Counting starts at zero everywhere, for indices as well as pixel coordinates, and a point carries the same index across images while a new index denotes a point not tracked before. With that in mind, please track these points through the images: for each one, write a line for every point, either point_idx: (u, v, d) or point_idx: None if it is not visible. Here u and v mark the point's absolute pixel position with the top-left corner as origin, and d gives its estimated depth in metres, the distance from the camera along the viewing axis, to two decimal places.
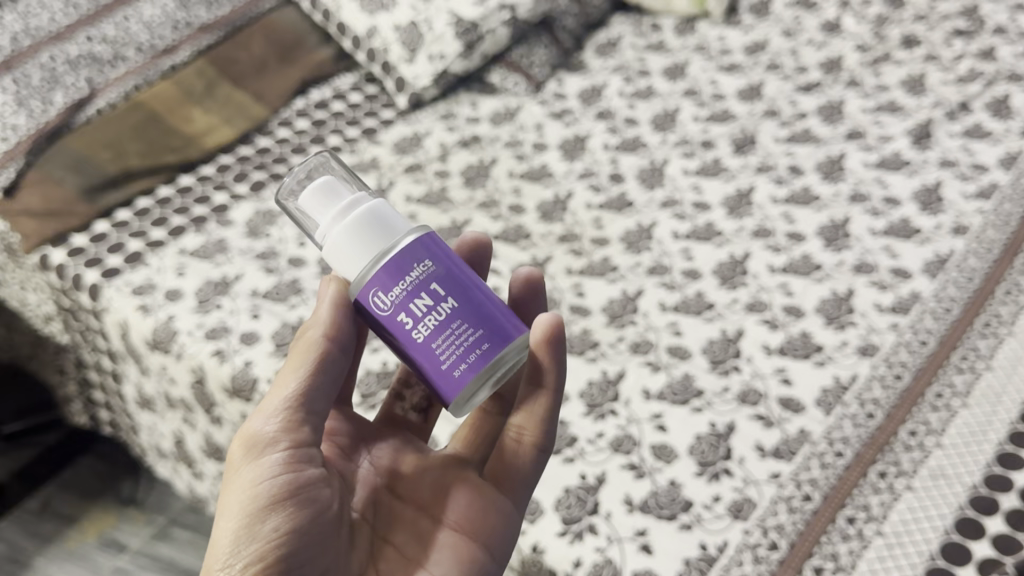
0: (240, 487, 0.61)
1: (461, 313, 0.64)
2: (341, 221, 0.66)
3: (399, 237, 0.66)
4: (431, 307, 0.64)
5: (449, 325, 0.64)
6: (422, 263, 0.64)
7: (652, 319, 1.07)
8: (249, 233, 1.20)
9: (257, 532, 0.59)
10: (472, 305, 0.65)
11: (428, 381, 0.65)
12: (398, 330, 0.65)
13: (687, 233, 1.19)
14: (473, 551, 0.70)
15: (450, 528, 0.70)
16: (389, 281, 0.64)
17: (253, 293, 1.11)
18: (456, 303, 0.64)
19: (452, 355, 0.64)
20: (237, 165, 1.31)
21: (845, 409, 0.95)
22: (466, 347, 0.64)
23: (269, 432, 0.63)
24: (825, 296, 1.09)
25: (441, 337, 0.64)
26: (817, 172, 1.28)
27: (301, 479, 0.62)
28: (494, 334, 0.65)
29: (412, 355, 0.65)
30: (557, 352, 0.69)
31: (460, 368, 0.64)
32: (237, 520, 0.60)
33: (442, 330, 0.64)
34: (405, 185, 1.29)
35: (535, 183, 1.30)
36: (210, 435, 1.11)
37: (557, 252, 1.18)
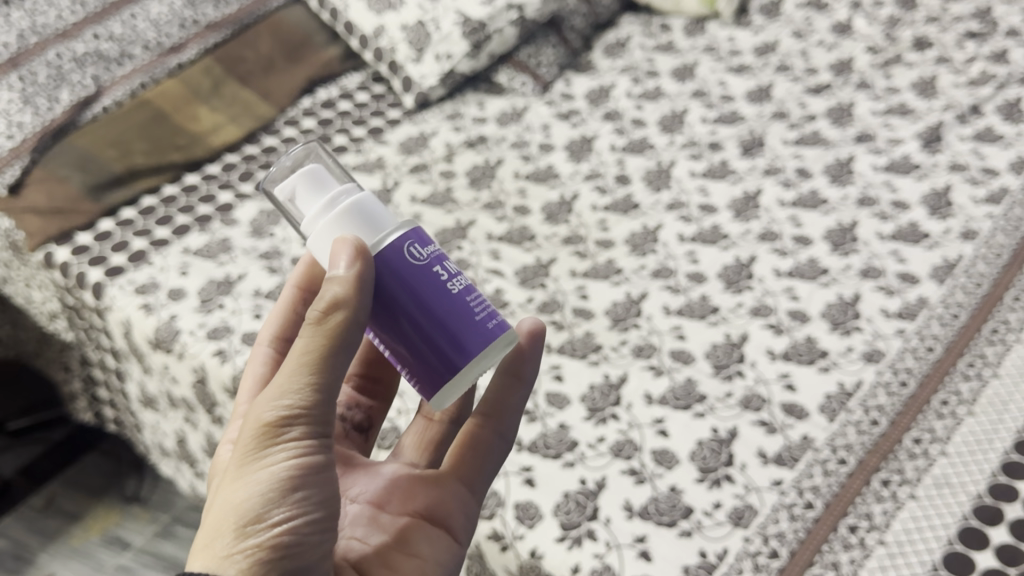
0: (258, 472, 0.53)
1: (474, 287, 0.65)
2: (338, 206, 0.62)
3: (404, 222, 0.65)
4: (457, 269, 0.64)
5: (474, 288, 0.64)
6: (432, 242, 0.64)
7: (655, 322, 1.06)
8: (253, 233, 1.20)
9: (266, 526, 0.52)
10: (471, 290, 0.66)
11: (460, 336, 0.60)
12: (428, 281, 0.61)
13: (693, 236, 1.19)
14: (442, 537, 0.68)
15: (414, 520, 0.68)
16: (424, 238, 0.62)
17: (256, 292, 1.11)
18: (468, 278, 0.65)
19: (486, 310, 0.63)
20: (243, 165, 1.31)
21: (849, 416, 0.94)
22: (491, 307, 0.64)
23: (289, 415, 0.54)
24: (831, 301, 1.07)
25: (472, 294, 0.63)
26: (825, 174, 1.27)
27: (316, 472, 0.55)
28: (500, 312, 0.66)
29: (447, 307, 0.60)
30: (537, 350, 0.72)
31: (492, 322, 0.62)
32: (245, 510, 0.52)
33: (472, 289, 0.63)
34: (410, 185, 1.28)
35: (541, 184, 1.29)
36: (211, 435, 1.11)
37: (561, 255, 1.17)
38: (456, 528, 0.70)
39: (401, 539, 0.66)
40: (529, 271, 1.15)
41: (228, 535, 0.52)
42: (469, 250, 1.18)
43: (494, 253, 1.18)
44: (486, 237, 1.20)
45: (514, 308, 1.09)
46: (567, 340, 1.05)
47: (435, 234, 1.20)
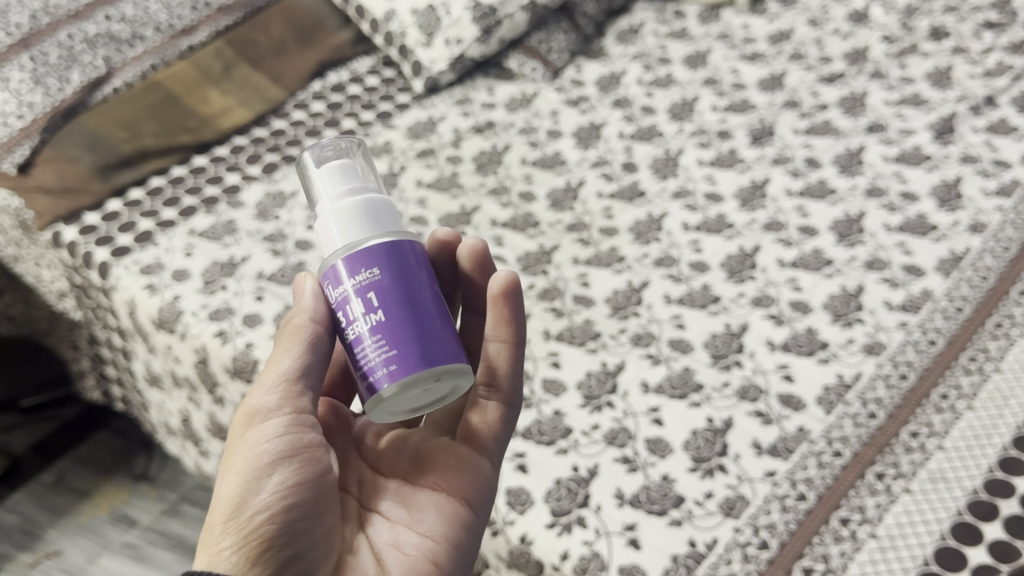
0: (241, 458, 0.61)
1: (386, 328, 0.62)
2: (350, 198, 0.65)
3: (365, 236, 0.64)
4: (364, 312, 0.62)
5: (372, 335, 0.62)
6: (369, 270, 0.63)
7: (655, 311, 1.06)
8: (258, 215, 1.21)
9: (253, 505, 0.59)
10: (399, 322, 0.62)
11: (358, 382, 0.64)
12: (340, 323, 0.65)
13: (697, 224, 1.18)
14: (460, 508, 0.70)
15: (436, 492, 0.70)
16: (338, 277, 0.63)
17: (258, 275, 1.12)
18: (384, 315, 0.62)
19: (369, 363, 0.62)
20: (251, 147, 1.32)
21: (846, 408, 0.94)
22: (380, 355, 0.61)
23: (268, 403, 0.63)
24: (834, 292, 1.07)
25: (365, 341, 0.62)
26: (834, 165, 1.25)
27: (299, 449, 0.62)
28: (406, 351, 0.61)
29: (349, 354, 0.64)
30: (513, 305, 0.71)
31: (369, 378, 0.62)
32: (233, 498, 0.59)
33: (364, 337, 0.62)
34: (416, 170, 1.28)
35: (548, 171, 1.29)
36: (213, 415, 1.12)
37: (565, 242, 1.17)
38: (476, 500, 0.71)
39: (414, 516, 0.68)
40: (532, 258, 1.15)
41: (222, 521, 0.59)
42: (473, 236, 1.18)
43: (497, 239, 1.18)
44: (490, 223, 1.20)
45: None
46: (566, 328, 1.05)
47: (439, 219, 1.20)
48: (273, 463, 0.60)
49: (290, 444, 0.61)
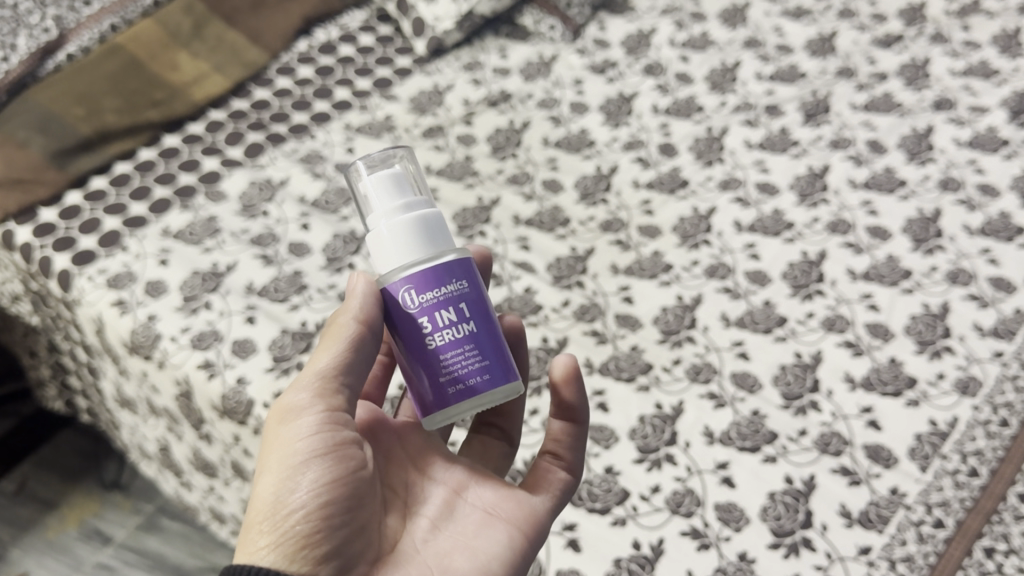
0: (278, 456, 0.57)
1: (477, 339, 0.60)
2: (422, 209, 0.63)
3: (439, 251, 0.62)
4: (454, 322, 0.60)
5: (463, 345, 0.60)
6: (457, 281, 0.61)
7: (712, 336, 0.92)
8: (243, 211, 1.04)
9: (290, 507, 0.55)
10: (487, 335, 0.61)
11: (423, 392, 0.61)
12: (409, 331, 0.60)
13: (751, 223, 1.03)
14: (512, 531, 0.64)
15: (489, 515, 0.64)
16: (422, 283, 0.60)
17: (248, 289, 0.96)
18: (475, 329, 0.61)
19: (455, 372, 0.60)
20: (231, 123, 1.14)
21: (944, 464, 0.81)
22: (472, 365, 0.60)
23: (302, 399, 0.58)
24: (917, 313, 0.93)
25: (455, 350, 0.60)
26: (901, 149, 1.10)
27: (337, 449, 0.57)
28: (495, 366, 0.61)
29: (418, 362, 0.60)
30: (576, 392, 0.67)
31: (455, 386, 0.60)
32: (270, 499, 0.55)
33: (456, 345, 0.60)
34: (424, 153, 1.12)
35: (575, 155, 1.12)
36: (199, 450, 0.97)
37: (600, 245, 1.02)
38: (535, 523, 0.65)
39: (460, 529, 0.63)
40: (563, 265, 1.00)
41: (261, 526, 0.55)
42: (494, 238, 1.02)
43: (522, 241, 1.02)
44: (512, 220, 1.05)
45: (547, 314, 0.94)
46: (610, 357, 0.90)
47: (454, 216, 1.05)
48: (309, 459, 0.56)
49: (328, 442, 0.57)
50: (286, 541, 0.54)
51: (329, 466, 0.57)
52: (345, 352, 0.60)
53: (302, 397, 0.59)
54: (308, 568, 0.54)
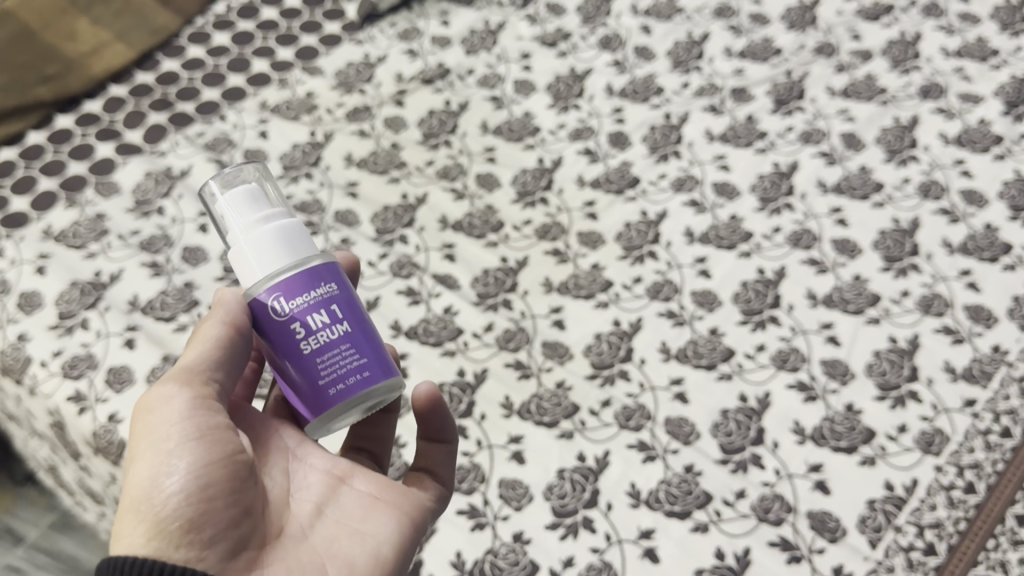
0: (149, 441, 0.46)
1: (353, 337, 0.49)
2: (283, 216, 0.51)
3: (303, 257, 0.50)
4: (325, 322, 0.49)
5: (337, 345, 0.49)
6: (327, 284, 0.50)
7: (648, 372, 0.81)
8: (136, 208, 0.93)
9: (165, 496, 0.45)
10: (363, 330, 0.50)
11: (300, 399, 0.50)
12: (280, 338, 0.49)
13: (704, 233, 0.92)
14: (405, 515, 0.54)
15: (379, 497, 0.54)
16: (290, 288, 0.49)
17: (132, 304, 0.86)
18: (349, 325, 0.49)
19: (332, 377, 0.49)
20: (132, 100, 1.02)
21: (897, 538, 0.71)
22: (350, 365, 0.49)
23: (174, 382, 0.47)
24: (882, 349, 0.82)
25: (331, 351, 0.49)
26: (880, 145, 0.98)
27: (219, 430, 0.47)
28: (375, 363, 0.50)
29: (289, 365, 0.49)
30: (438, 413, 0.59)
31: (336, 388, 0.49)
32: (141, 489, 0.45)
33: (334, 348, 0.49)
34: (346, 139, 1.00)
35: (516, 144, 1.01)
36: (83, 479, 0.88)
37: (534, 255, 0.91)
38: (425, 508, 0.56)
39: (353, 508, 0.53)
40: (489, 279, 0.89)
41: (134, 521, 0.44)
42: (416, 245, 0.91)
43: (447, 249, 0.91)
44: (439, 223, 0.93)
45: (466, 340, 0.84)
46: (532, 397, 0.80)
47: (373, 217, 0.93)
48: (184, 440, 0.46)
49: (205, 419, 0.47)
50: (163, 529, 0.44)
51: (207, 446, 0.46)
52: (222, 334, 0.49)
53: (168, 377, 0.48)
54: (190, 558, 0.44)
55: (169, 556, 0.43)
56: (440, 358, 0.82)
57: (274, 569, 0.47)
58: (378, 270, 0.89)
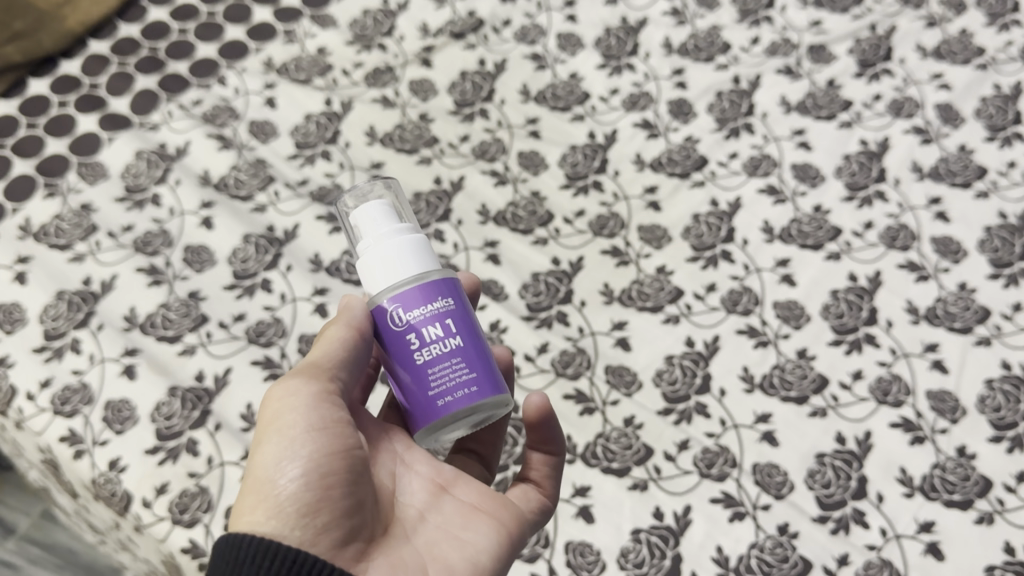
0: (270, 425, 0.42)
1: (467, 349, 0.43)
2: (413, 231, 0.46)
3: (425, 268, 0.44)
4: (438, 329, 0.43)
5: (448, 354, 0.42)
6: (447, 297, 0.44)
7: (730, 405, 0.71)
8: (128, 197, 0.80)
9: (282, 478, 0.40)
10: (478, 345, 0.44)
11: (408, 414, 0.44)
12: (393, 348, 0.43)
13: (785, 228, 0.80)
14: (513, 528, 0.47)
15: (484, 504, 0.47)
16: (406, 298, 0.43)
17: (129, 320, 0.74)
18: (463, 336, 0.43)
19: (439, 387, 0.42)
20: (115, 59, 0.88)
21: None
22: (460, 378, 0.42)
23: (300, 371, 0.43)
24: (995, 378, 0.72)
25: (440, 362, 0.42)
26: (980, 121, 0.86)
27: (343, 421, 0.42)
28: (486, 379, 0.43)
29: (399, 374, 0.43)
30: (549, 428, 0.52)
31: (444, 399, 0.42)
32: (260, 471, 0.40)
33: (445, 358, 0.42)
34: (368, 109, 0.87)
35: (562, 114, 0.88)
36: (82, 514, 0.77)
37: (590, 255, 0.79)
38: (528, 522, 0.49)
39: (455, 515, 0.46)
40: (540, 285, 0.78)
41: (250, 499, 0.40)
42: (454, 243, 0.80)
43: (490, 248, 0.80)
44: (479, 214, 0.82)
45: (517, 363, 0.73)
46: (597, 437, 0.69)
47: (404, 207, 0.81)
48: (305, 426, 0.41)
49: (328, 411, 0.42)
50: (279, 510, 0.39)
51: (328, 436, 0.41)
52: (346, 335, 0.44)
53: (292, 369, 0.43)
54: (303, 542, 0.39)
55: (284, 538, 0.39)
56: None
57: (383, 568, 0.41)
58: None
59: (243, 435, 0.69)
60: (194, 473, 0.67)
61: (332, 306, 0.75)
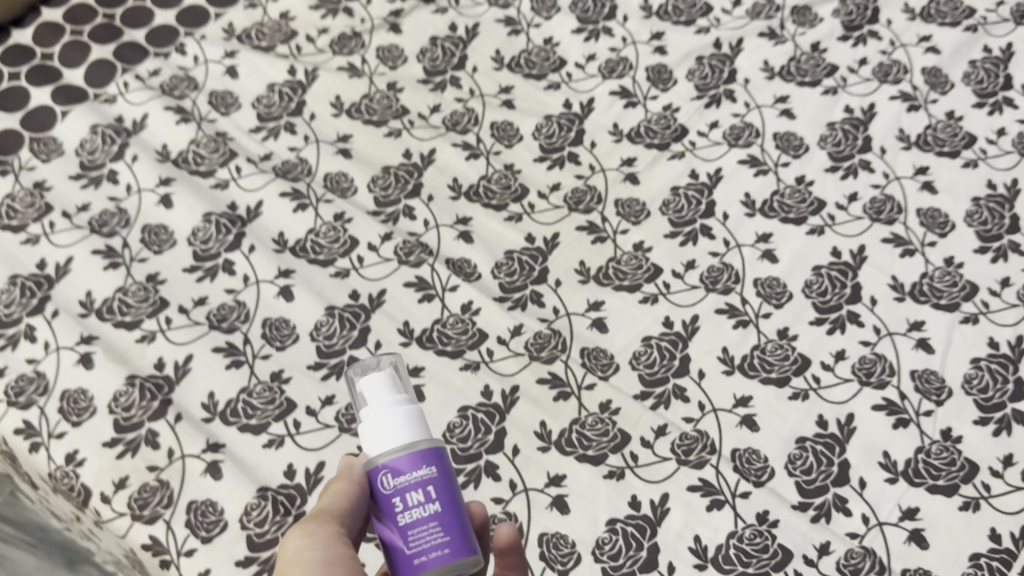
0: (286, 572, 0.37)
1: (446, 514, 0.40)
2: (411, 399, 0.43)
3: (418, 435, 0.42)
4: (418, 493, 0.40)
5: (426, 518, 0.40)
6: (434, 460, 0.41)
7: (709, 390, 0.69)
8: (83, 174, 0.77)
9: None
10: (460, 508, 0.41)
11: (389, 569, 0.41)
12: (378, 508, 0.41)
13: (767, 201, 0.77)
14: None
15: None
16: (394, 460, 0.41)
17: (85, 305, 0.71)
18: (444, 499, 0.40)
19: (416, 552, 0.40)
20: (69, 28, 0.84)
21: None
22: (435, 541, 0.40)
23: (310, 522, 0.40)
24: (982, 357, 0.69)
25: (418, 524, 0.40)
26: (969, 86, 0.84)
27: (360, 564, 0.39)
28: (464, 545, 0.40)
29: (381, 534, 0.41)
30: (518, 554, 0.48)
31: (418, 559, 0.39)
32: None
33: (423, 521, 0.40)
34: (335, 78, 0.84)
35: (536, 82, 0.85)
36: (44, 505, 0.75)
37: (565, 231, 0.77)
38: None
39: None
40: (514, 264, 0.75)
41: None
42: (424, 221, 0.77)
43: (462, 225, 0.77)
44: (451, 189, 0.79)
45: (490, 347, 0.71)
46: (572, 425, 0.67)
47: (372, 182, 0.78)
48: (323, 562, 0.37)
49: (344, 552, 0.39)
50: None
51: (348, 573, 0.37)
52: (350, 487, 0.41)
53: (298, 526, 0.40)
54: None
55: None
56: (461, 374, 0.69)
57: None
58: (381, 256, 0.74)
59: (204, 425, 0.66)
60: (154, 466, 0.64)
61: (297, 289, 0.72)
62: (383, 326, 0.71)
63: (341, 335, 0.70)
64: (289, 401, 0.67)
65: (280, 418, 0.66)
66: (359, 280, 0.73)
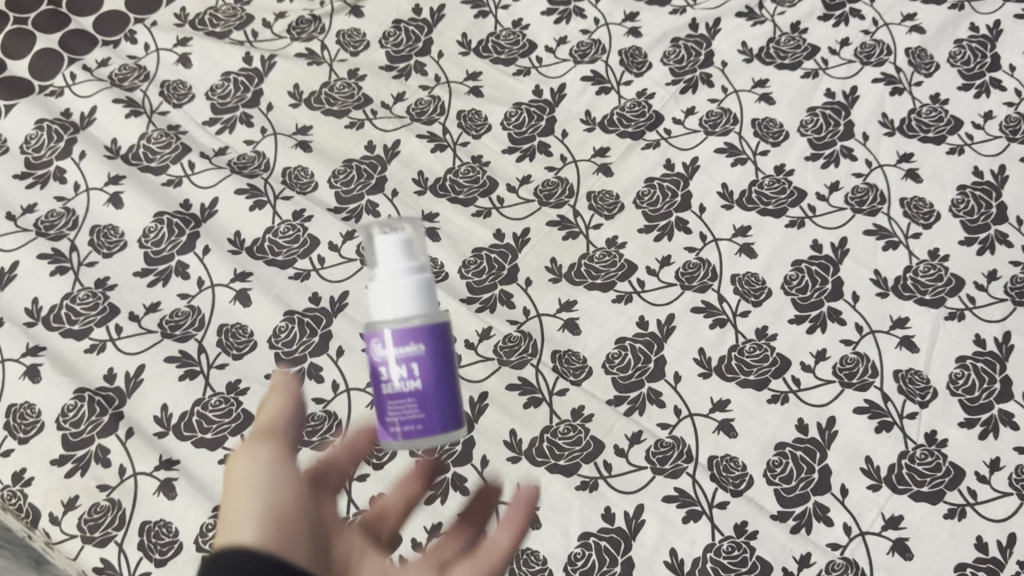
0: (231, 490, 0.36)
1: (425, 394, 0.40)
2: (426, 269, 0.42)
3: (426, 308, 0.41)
4: (402, 367, 0.40)
5: (405, 393, 0.40)
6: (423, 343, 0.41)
7: (685, 394, 0.66)
8: (28, 172, 0.73)
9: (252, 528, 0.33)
10: (442, 390, 0.41)
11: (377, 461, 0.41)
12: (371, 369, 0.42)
13: (744, 192, 0.75)
14: None
15: None
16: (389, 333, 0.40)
17: (30, 313, 0.68)
18: (426, 378, 0.40)
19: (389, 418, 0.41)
20: None
21: None
22: (410, 416, 0.40)
23: (255, 437, 0.38)
24: (968, 355, 0.67)
25: (396, 399, 0.40)
26: (955, 66, 0.80)
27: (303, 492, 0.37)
28: (440, 423, 0.41)
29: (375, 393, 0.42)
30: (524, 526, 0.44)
31: (393, 428, 0.41)
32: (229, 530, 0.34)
33: (400, 395, 0.40)
34: (295, 66, 0.80)
35: (505, 68, 0.82)
36: None
37: (536, 227, 0.74)
38: None
39: None
40: (482, 263, 0.72)
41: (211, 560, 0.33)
42: (389, 217, 0.73)
43: (429, 221, 0.73)
44: (416, 182, 0.75)
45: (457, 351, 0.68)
46: (542, 433, 0.64)
47: (334, 176, 0.75)
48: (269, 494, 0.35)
49: (288, 481, 0.36)
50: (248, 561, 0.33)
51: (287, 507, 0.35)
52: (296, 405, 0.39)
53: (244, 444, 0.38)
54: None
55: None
56: None
57: None
58: (343, 256, 0.71)
59: (157, 440, 0.63)
60: (105, 485, 0.61)
61: (254, 293, 0.69)
62: (346, 331, 0.68)
63: (301, 342, 0.67)
64: (246, 414, 0.64)
65: (236, 432, 0.63)
66: (321, 281, 0.70)
